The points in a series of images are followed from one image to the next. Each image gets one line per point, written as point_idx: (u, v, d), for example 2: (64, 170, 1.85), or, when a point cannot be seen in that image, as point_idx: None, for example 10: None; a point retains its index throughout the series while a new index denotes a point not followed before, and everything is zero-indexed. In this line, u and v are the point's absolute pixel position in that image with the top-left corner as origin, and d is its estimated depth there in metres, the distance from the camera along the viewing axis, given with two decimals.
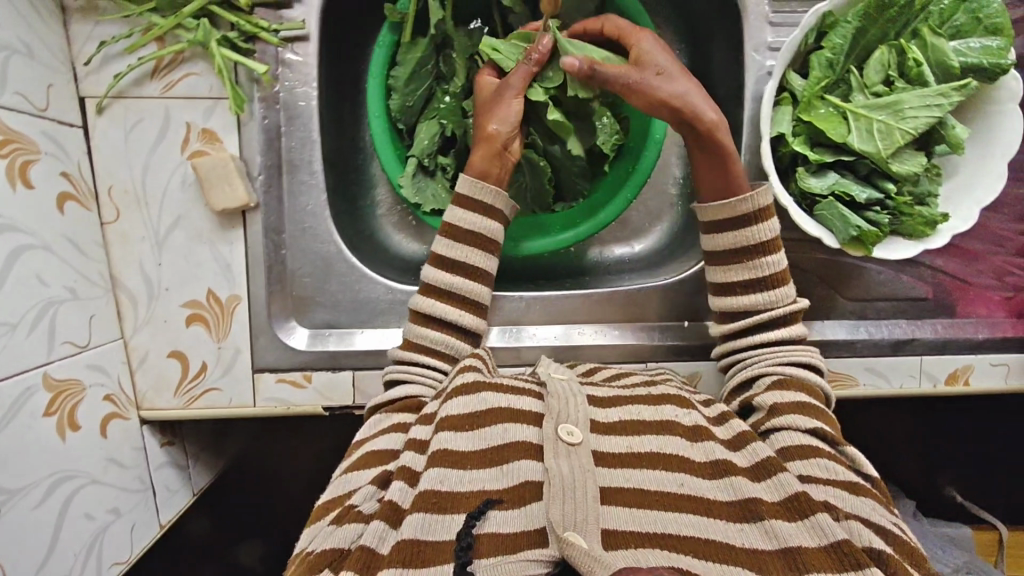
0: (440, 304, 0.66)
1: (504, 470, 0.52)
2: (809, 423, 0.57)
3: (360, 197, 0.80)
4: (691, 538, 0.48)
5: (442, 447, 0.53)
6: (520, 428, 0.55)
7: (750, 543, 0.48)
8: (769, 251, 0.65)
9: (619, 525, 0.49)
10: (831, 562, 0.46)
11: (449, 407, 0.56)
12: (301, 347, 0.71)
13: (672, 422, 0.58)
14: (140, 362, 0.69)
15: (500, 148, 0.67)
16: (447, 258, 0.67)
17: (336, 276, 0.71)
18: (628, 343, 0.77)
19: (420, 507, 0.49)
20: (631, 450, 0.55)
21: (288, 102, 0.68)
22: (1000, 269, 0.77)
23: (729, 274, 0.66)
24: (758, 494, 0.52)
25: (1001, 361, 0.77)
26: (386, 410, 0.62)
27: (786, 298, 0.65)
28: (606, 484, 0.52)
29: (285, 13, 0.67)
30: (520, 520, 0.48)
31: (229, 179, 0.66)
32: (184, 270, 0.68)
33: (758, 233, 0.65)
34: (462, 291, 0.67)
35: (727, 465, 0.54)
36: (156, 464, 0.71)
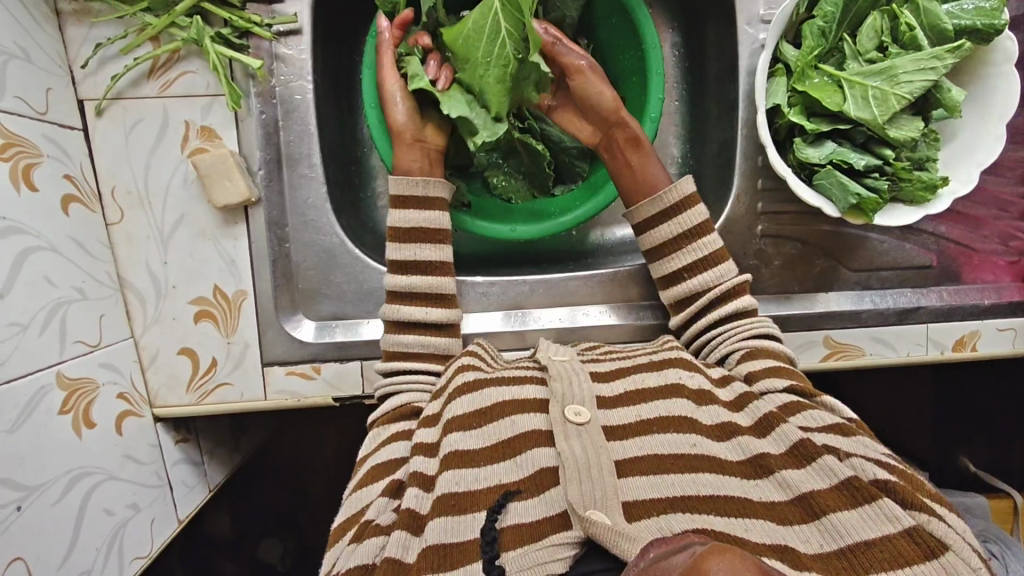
0: (405, 306, 0.67)
1: (517, 461, 0.52)
2: (785, 381, 0.58)
3: (360, 189, 0.80)
4: (710, 496, 0.49)
5: (452, 448, 0.54)
6: (527, 418, 0.55)
7: (761, 496, 0.49)
8: (702, 233, 0.68)
9: (639, 495, 0.49)
10: (844, 500, 0.46)
11: (455, 409, 0.57)
12: (308, 339, 0.71)
13: (677, 386, 0.59)
14: (151, 360, 0.70)
15: (410, 140, 0.70)
16: (400, 259, 0.68)
17: (340, 267, 0.72)
18: (632, 323, 0.78)
19: (440, 511, 0.49)
20: (640, 418, 0.56)
21: (284, 97, 0.69)
22: (1004, 233, 0.77)
23: (670, 265, 0.69)
24: (765, 449, 0.52)
25: (1009, 326, 0.77)
26: (381, 424, 0.62)
27: (730, 272, 0.67)
28: (620, 457, 0.52)
29: (277, 7, 0.68)
30: (540, 508, 0.48)
31: (229, 174, 0.66)
32: (189, 268, 0.69)
33: (692, 218, 0.68)
34: (421, 289, 0.68)
35: (732, 426, 0.55)
36: (171, 461, 0.72)
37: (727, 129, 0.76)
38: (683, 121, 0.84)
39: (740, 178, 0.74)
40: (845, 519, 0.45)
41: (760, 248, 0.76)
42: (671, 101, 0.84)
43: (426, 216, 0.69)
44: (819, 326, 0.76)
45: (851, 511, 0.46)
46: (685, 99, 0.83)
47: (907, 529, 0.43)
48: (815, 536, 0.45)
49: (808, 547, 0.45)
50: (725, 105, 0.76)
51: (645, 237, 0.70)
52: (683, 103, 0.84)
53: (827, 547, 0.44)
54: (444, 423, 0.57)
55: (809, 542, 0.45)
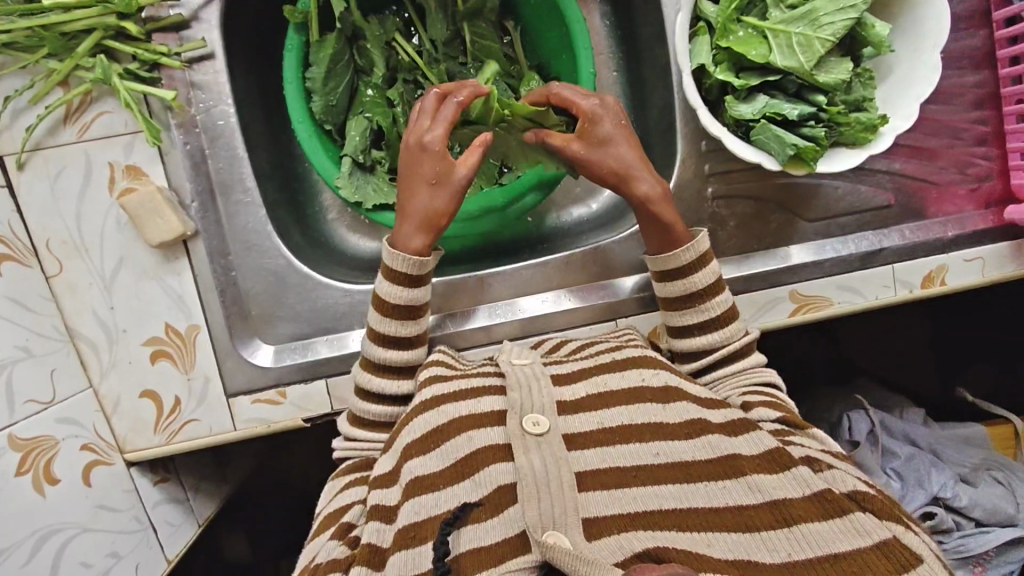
0: (377, 379, 0.65)
1: (474, 481, 0.53)
2: (775, 412, 0.60)
3: (305, 205, 0.80)
4: (673, 510, 0.50)
5: (413, 476, 0.55)
6: (485, 433, 0.56)
7: (732, 502, 0.50)
8: (714, 291, 0.66)
9: (599, 510, 0.50)
10: (816, 510, 0.49)
11: (412, 431, 0.58)
12: (266, 364, 0.71)
13: (642, 390, 0.60)
14: (114, 408, 0.69)
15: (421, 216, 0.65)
16: (389, 335, 0.65)
17: (291, 288, 0.71)
18: (593, 304, 0.76)
19: (401, 544, 0.50)
20: (602, 426, 0.57)
21: (206, 124, 0.68)
22: (961, 162, 0.76)
23: (683, 319, 0.67)
24: (738, 450, 0.54)
25: (976, 256, 0.76)
26: (338, 475, 0.64)
27: (740, 332, 0.67)
28: (582, 469, 0.53)
29: (184, 33, 0.66)
30: (501, 528, 0.49)
31: (160, 212, 0.65)
32: (137, 309, 0.68)
33: (701, 279, 0.66)
34: (397, 362, 0.66)
35: (700, 425, 0.57)
36: (152, 503, 0.72)
37: (666, 92, 0.75)
38: (623, 91, 0.82)
39: (683, 142, 0.73)
40: (815, 529, 0.47)
41: (713, 211, 0.74)
42: (610, 72, 0.82)
43: (386, 289, 0.65)
44: (782, 282, 0.75)
45: (821, 521, 0.48)
46: (623, 68, 0.81)
47: (878, 542, 0.46)
48: (782, 545, 0.47)
49: (774, 556, 0.46)
50: (660, 69, 0.75)
51: (661, 287, 0.68)
52: (621, 73, 0.82)
53: (795, 556, 0.46)
54: (403, 449, 0.58)
55: (776, 551, 0.47)
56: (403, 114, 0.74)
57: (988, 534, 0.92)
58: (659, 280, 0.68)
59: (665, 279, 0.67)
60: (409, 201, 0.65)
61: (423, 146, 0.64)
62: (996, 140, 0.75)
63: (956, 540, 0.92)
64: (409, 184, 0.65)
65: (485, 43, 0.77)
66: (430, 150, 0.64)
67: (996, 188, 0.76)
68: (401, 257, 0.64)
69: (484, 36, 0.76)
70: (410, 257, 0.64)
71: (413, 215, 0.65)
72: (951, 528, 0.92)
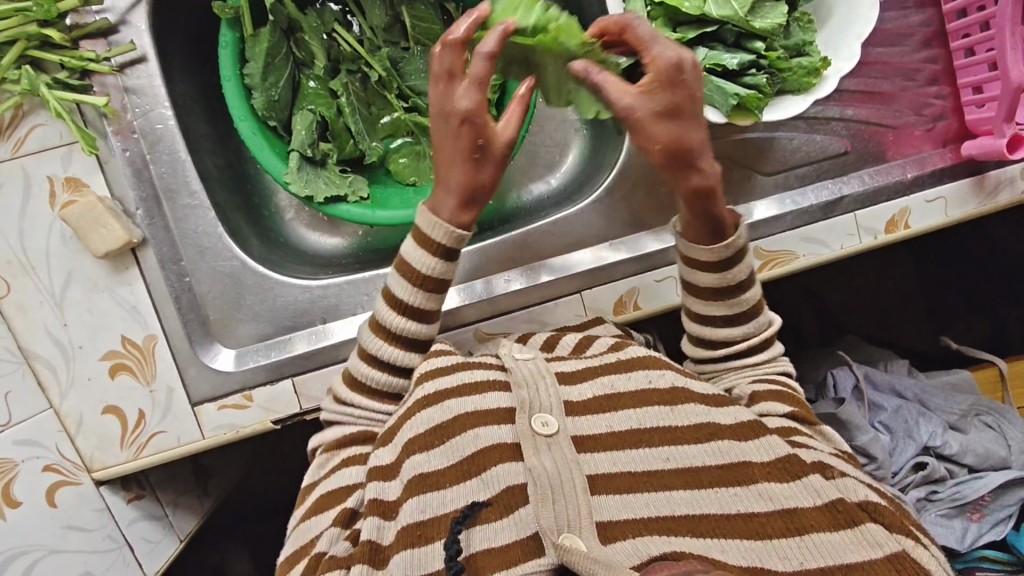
0: (388, 346, 0.61)
1: (483, 479, 0.53)
2: (786, 407, 0.60)
3: (261, 206, 0.79)
4: (686, 517, 0.50)
5: (415, 474, 0.54)
6: (494, 432, 0.55)
7: (743, 508, 0.51)
8: (745, 287, 0.61)
9: (612, 515, 0.50)
10: (826, 520, 0.50)
11: (416, 425, 0.57)
12: (228, 368, 0.69)
13: (644, 390, 0.59)
14: (77, 428, 0.67)
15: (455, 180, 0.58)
16: (406, 302, 0.60)
17: (248, 289, 0.70)
18: (553, 283, 0.73)
19: (405, 544, 0.51)
20: (612, 430, 0.56)
21: (145, 129, 0.67)
22: (916, 102, 0.75)
23: (710, 310, 0.62)
24: (750, 457, 0.54)
25: (937, 196, 0.75)
26: (329, 449, 0.62)
27: (764, 324, 0.63)
28: (592, 472, 0.53)
29: (113, 38, 0.66)
30: (511, 530, 0.49)
31: (103, 221, 0.64)
32: (91, 324, 0.67)
33: (735, 275, 0.60)
34: (411, 330, 0.61)
35: (711, 428, 0.56)
36: (127, 520, 0.70)
37: None
38: None
39: None
40: (826, 540, 0.49)
41: None
42: None
43: (416, 258, 0.60)
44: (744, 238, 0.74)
45: (833, 531, 0.49)
46: None
47: (888, 555, 0.47)
48: (794, 554, 0.48)
49: (786, 565, 0.47)
50: None
51: (691, 277, 0.61)
52: None
53: (808, 565, 0.47)
54: (404, 444, 0.56)
55: (787, 560, 0.48)
56: (347, 106, 0.75)
57: (982, 479, 0.92)
58: (685, 266, 0.61)
59: (693, 270, 0.61)
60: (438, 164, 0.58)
61: (450, 94, 0.55)
62: (947, 78, 0.75)
63: (950, 488, 0.92)
64: (437, 141, 0.58)
65: (425, 26, 0.76)
66: (466, 100, 0.54)
67: (952, 126, 0.76)
68: (440, 227, 0.59)
69: (424, 18, 0.76)
70: (448, 230, 0.59)
71: (448, 182, 0.58)
72: (944, 477, 0.92)
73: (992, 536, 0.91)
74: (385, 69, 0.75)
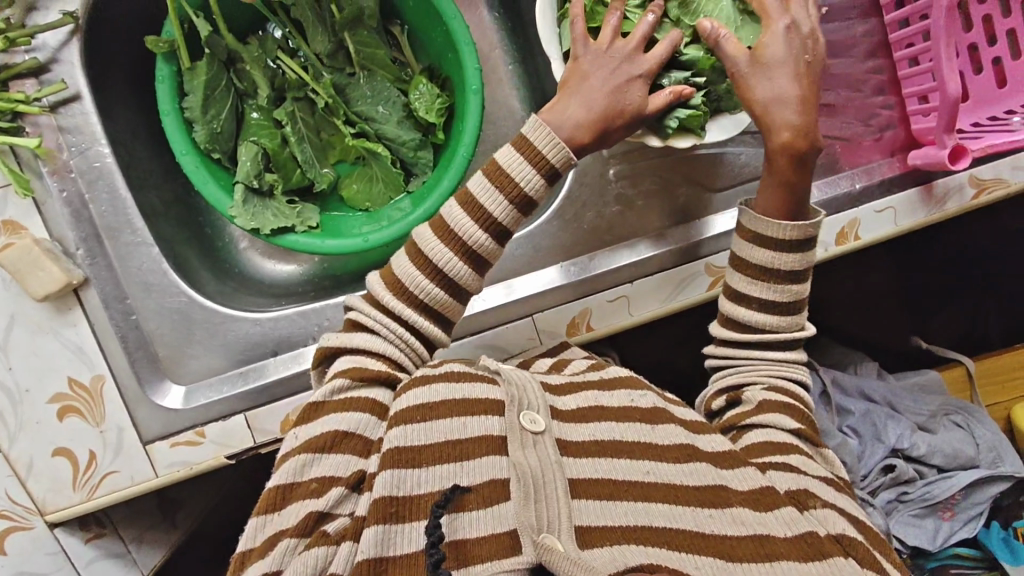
0: (456, 258, 0.57)
1: (464, 466, 0.51)
2: (792, 422, 0.59)
3: (213, 237, 0.79)
4: (662, 529, 0.50)
5: (394, 445, 0.51)
6: (479, 422, 0.54)
7: (716, 530, 0.51)
8: (798, 278, 0.61)
9: (591, 521, 0.49)
10: (798, 550, 0.50)
11: (400, 401, 0.55)
12: (178, 406, 0.68)
13: (628, 407, 0.60)
14: (28, 471, 0.66)
15: (581, 99, 0.58)
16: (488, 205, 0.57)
17: (197, 324, 0.70)
18: (504, 307, 0.72)
19: (377, 519, 0.47)
20: (594, 439, 0.55)
21: (83, 168, 0.66)
22: (863, 113, 0.76)
23: (751, 291, 0.61)
24: (728, 482, 0.55)
25: (887, 206, 0.74)
26: (349, 376, 0.56)
27: (798, 324, 0.62)
28: (575, 475, 0.52)
29: (45, 78, 0.65)
30: (489, 523, 0.47)
31: (39, 263, 0.63)
32: (37, 367, 0.66)
33: (795, 260, 0.60)
34: (484, 246, 0.58)
35: (689, 450, 0.57)
36: (85, 561, 0.71)
37: None
38: (521, 81, 0.81)
39: None
40: (797, 569, 0.49)
41: (619, 193, 0.74)
42: (505, 66, 0.81)
43: (516, 166, 0.57)
44: (697, 255, 0.73)
45: (803, 561, 0.49)
46: (517, 58, 0.81)
47: None
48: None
49: None
50: None
51: (753, 246, 0.61)
52: (516, 64, 0.81)
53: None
54: (395, 414, 0.54)
55: None
56: (292, 134, 0.74)
57: (951, 478, 0.93)
58: (744, 241, 0.61)
59: (754, 245, 0.61)
60: (575, 87, 0.59)
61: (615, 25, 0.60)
62: (893, 88, 0.76)
63: (920, 489, 0.92)
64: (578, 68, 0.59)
65: (369, 51, 0.75)
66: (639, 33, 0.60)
67: (900, 135, 0.76)
68: (554, 143, 0.57)
69: (367, 43, 0.75)
70: (560, 148, 0.57)
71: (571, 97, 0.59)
72: (914, 478, 0.93)
73: (964, 532, 0.93)
74: (331, 96, 0.75)
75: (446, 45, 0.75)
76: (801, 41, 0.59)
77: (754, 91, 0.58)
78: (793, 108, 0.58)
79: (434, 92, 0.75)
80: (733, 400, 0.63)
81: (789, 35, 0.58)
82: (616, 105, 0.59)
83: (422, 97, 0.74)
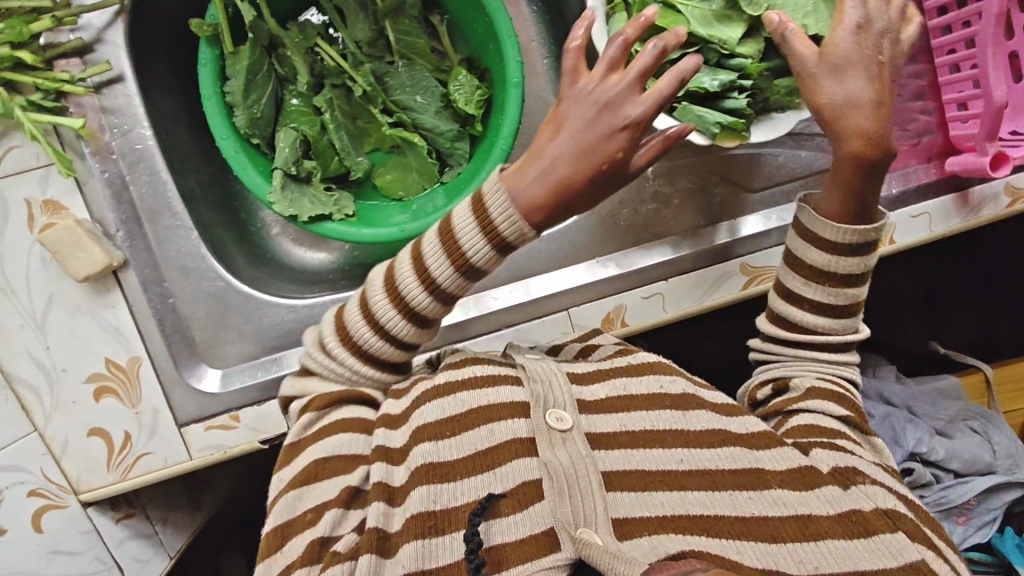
0: (397, 316, 0.56)
1: (496, 473, 0.51)
2: (840, 409, 0.59)
3: (246, 222, 0.79)
4: (700, 516, 0.50)
5: (426, 460, 0.52)
6: (509, 427, 0.54)
7: (760, 511, 0.51)
8: (855, 282, 0.59)
9: (628, 512, 0.50)
10: (841, 528, 0.50)
11: (423, 414, 0.55)
12: (215, 390, 0.69)
13: (655, 395, 0.59)
14: (63, 450, 0.67)
15: (549, 159, 0.52)
16: (432, 269, 0.54)
17: (233, 309, 0.70)
18: (539, 300, 0.73)
19: (415, 533, 0.48)
20: (624, 429, 0.56)
21: (124, 150, 0.66)
22: (901, 117, 0.76)
23: (804, 291, 0.60)
24: (764, 463, 0.55)
25: (922, 211, 0.75)
26: (315, 408, 0.57)
27: (853, 328, 0.61)
28: (608, 468, 0.53)
29: (89, 58, 0.65)
30: (524, 525, 0.47)
31: (82, 244, 0.63)
32: (75, 347, 0.66)
33: (852, 265, 0.58)
34: (426, 308, 0.56)
35: (722, 435, 0.57)
36: (116, 541, 0.72)
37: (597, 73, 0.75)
38: (558, 75, 0.81)
39: None
40: (842, 547, 0.49)
41: (656, 190, 0.74)
42: (542, 59, 0.81)
43: (463, 233, 0.53)
44: (732, 255, 0.73)
45: (847, 539, 0.49)
46: (554, 52, 0.80)
47: (902, 564, 0.48)
48: (810, 558, 0.48)
49: (802, 568, 0.47)
50: None
51: (810, 247, 0.59)
52: (553, 57, 0.81)
53: (823, 570, 0.47)
54: (413, 430, 0.55)
55: (803, 564, 0.48)
56: (331, 122, 0.74)
57: (969, 483, 0.93)
58: (799, 239, 0.59)
59: (808, 243, 0.59)
60: (544, 148, 0.52)
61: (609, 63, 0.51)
62: (932, 93, 0.75)
63: (936, 493, 0.93)
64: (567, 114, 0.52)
65: (409, 40, 0.75)
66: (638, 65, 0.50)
67: (938, 140, 0.76)
68: (506, 214, 0.52)
69: (407, 32, 0.75)
70: (514, 222, 0.52)
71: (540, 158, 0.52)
72: (930, 482, 0.94)
73: (977, 538, 0.93)
74: (369, 83, 0.74)
75: (487, 36, 0.75)
76: (874, 40, 0.53)
77: (821, 94, 0.54)
78: (867, 112, 0.53)
79: (473, 83, 0.75)
80: (780, 389, 0.62)
81: (860, 32, 0.53)
82: (594, 165, 0.51)
83: (462, 87, 0.74)
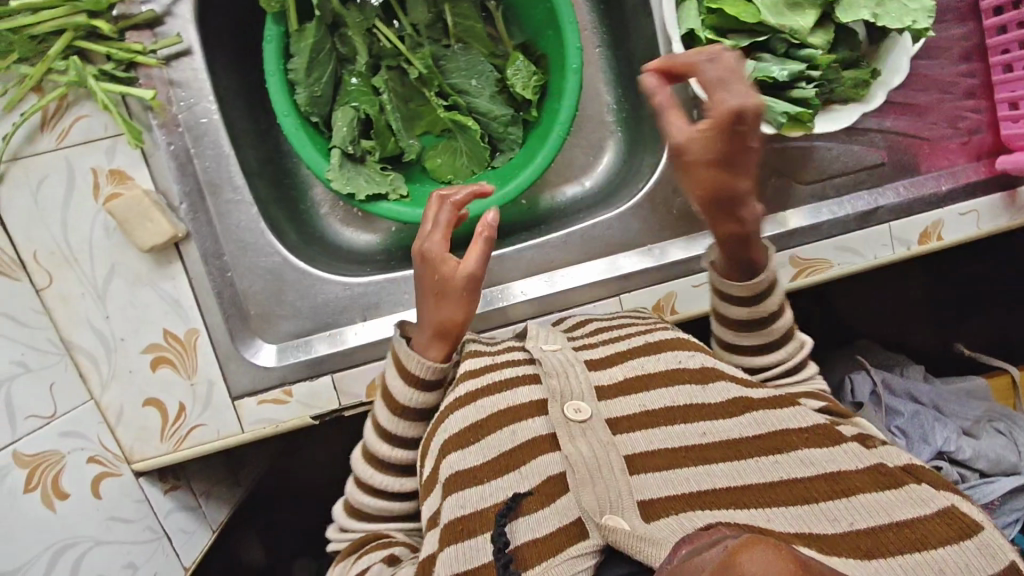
0: (377, 474, 0.62)
1: (523, 473, 0.50)
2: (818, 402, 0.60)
3: (298, 200, 0.79)
4: (725, 489, 0.46)
5: (454, 470, 0.52)
6: (529, 425, 0.53)
7: (788, 475, 0.47)
8: (774, 317, 0.61)
9: (654, 494, 0.46)
10: (869, 480, 0.45)
11: (452, 424, 0.56)
12: (272, 363, 0.69)
13: (676, 371, 0.58)
14: (118, 418, 0.68)
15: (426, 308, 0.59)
16: (389, 428, 0.61)
17: (289, 285, 0.70)
18: (590, 286, 0.74)
19: (450, 540, 0.48)
20: (644, 409, 0.54)
21: (189, 123, 0.67)
22: (952, 116, 0.76)
23: (740, 340, 0.62)
24: (789, 425, 0.52)
25: (970, 209, 0.76)
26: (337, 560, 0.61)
27: (796, 346, 0.63)
28: (630, 451, 0.50)
29: (159, 30, 0.65)
30: (553, 519, 0.46)
31: (148, 215, 0.64)
32: (135, 317, 0.67)
33: (762, 306, 0.60)
34: (397, 459, 0.62)
35: (745, 402, 0.54)
36: (165, 512, 0.72)
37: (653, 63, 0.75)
38: (610, 65, 0.82)
39: None
40: (875, 499, 0.44)
41: None
42: (594, 48, 0.81)
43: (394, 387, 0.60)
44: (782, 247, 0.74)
45: (879, 491, 0.45)
46: (607, 41, 0.81)
47: (938, 511, 0.42)
48: (843, 514, 0.43)
49: (835, 526, 0.42)
50: (647, 43, 0.76)
51: (730, 310, 0.61)
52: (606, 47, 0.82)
53: (859, 525, 0.42)
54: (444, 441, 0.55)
55: (836, 520, 0.42)
56: (389, 103, 0.74)
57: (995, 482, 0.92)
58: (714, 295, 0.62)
59: (723, 302, 0.62)
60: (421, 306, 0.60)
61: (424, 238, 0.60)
62: (985, 92, 0.76)
63: None
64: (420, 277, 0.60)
65: (468, 24, 0.76)
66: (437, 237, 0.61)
67: (987, 140, 0.77)
68: (417, 359, 0.60)
69: (465, 16, 0.76)
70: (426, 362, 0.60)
71: (427, 304, 0.59)
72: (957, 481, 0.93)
73: None
74: (426, 67, 0.75)
75: (547, 23, 0.75)
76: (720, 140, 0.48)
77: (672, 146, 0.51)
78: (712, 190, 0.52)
79: (531, 69, 0.75)
80: None
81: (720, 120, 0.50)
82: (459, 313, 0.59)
83: (521, 73, 0.75)
